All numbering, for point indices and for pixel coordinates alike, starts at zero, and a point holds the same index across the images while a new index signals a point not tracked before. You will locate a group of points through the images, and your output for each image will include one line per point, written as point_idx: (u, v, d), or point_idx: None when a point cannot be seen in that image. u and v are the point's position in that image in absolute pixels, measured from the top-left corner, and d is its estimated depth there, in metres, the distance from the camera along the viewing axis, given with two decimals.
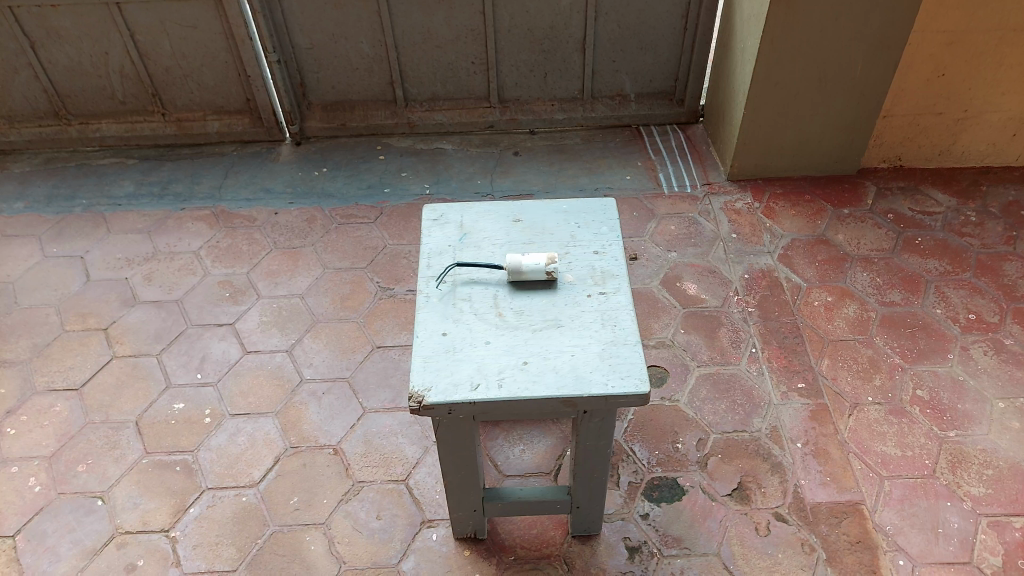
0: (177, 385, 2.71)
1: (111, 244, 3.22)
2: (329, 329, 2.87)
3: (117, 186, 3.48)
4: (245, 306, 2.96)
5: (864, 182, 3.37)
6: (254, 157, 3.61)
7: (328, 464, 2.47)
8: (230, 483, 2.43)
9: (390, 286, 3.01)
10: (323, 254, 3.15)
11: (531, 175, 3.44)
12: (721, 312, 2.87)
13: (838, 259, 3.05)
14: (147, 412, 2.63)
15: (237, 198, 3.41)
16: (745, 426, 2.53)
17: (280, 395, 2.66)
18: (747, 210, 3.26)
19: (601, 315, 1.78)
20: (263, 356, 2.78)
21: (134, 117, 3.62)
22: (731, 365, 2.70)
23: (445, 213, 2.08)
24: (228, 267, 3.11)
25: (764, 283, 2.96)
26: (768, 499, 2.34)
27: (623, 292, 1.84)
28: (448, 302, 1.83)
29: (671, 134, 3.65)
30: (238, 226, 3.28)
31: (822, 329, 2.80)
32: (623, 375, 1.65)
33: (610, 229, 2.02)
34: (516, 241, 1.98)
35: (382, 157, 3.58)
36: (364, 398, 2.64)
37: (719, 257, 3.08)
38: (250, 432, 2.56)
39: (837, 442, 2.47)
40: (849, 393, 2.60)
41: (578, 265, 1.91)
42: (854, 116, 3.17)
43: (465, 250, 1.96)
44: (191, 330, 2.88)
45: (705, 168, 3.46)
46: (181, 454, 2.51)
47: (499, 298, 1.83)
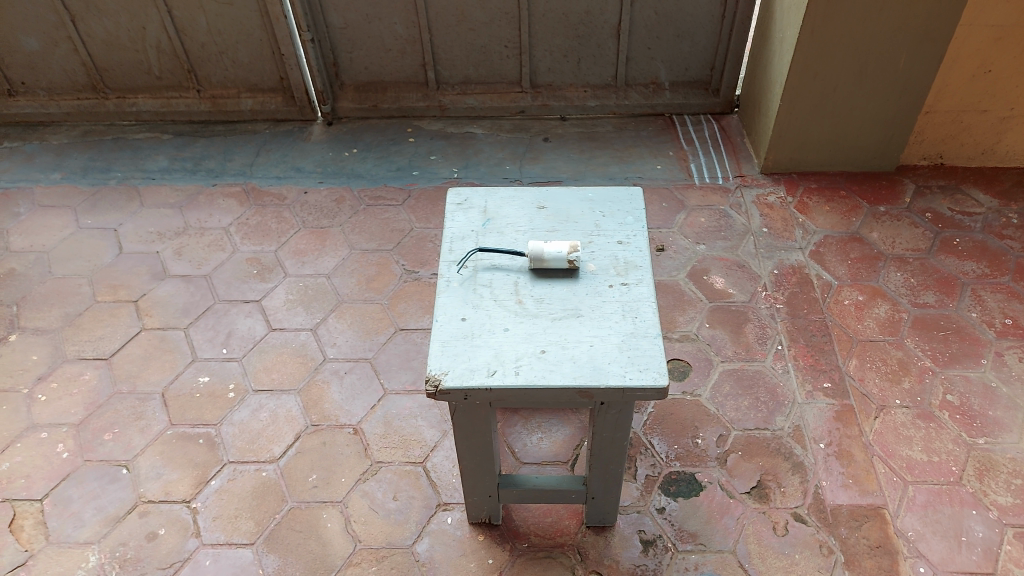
0: (202, 358, 2.75)
1: (143, 218, 3.27)
2: (353, 309, 2.88)
3: (151, 160, 3.53)
4: (272, 283, 2.98)
5: (902, 180, 3.28)
6: (286, 136, 3.63)
7: (347, 443, 2.49)
8: (251, 457, 2.46)
9: (415, 269, 3.02)
10: (350, 234, 3.16)
11: (560, 162, 3.42)
12: (748, 308, 2.83)
13: (872, 257, 2.98)
14: (172, 384, 2.67)
15: (267, 175, 3.44)
16: (767, 423, 2.50)
17: (303, 373, 2.69)
18: (779, 204, 3.20)
19: (622, 306, 1.76)
20: (287, 334, 2.81)
21: (169, 93, 3.66)
22: (756, 362, 2.66)
23: (470, 197, 2.06)
24: (257, 244, 3.14)
25: (793, 279, 2.91)
26: (787, 499, 2.31)
27: (645, 284, 1.81)
28: (469, 287, 1.82)
29: (705, 124, 3.58)
30: (268, 204, 3.30)
31: (851, 329, 2.75)
32: (641, 367, 1.63)
33: (636, 219, 1.98)
34: (540, 228, 1.96)
35: (412, 139, 3.57)
36: (385, 379, 2.66)
37: (748, 251, 3.03)
38: (272, 408, 2.59)
39: (861, 444, 2.43)
40: (876, 395, 2.55)
41: (601, 254, 1.89)
42: (894, 111, 3.08)
43: (488, 235, 1.94)
44: (218, 305, 2.92)
45: (739, 160, 3.40)
46: (204, 427, 2.55)
47: (519, 285, 1.82)
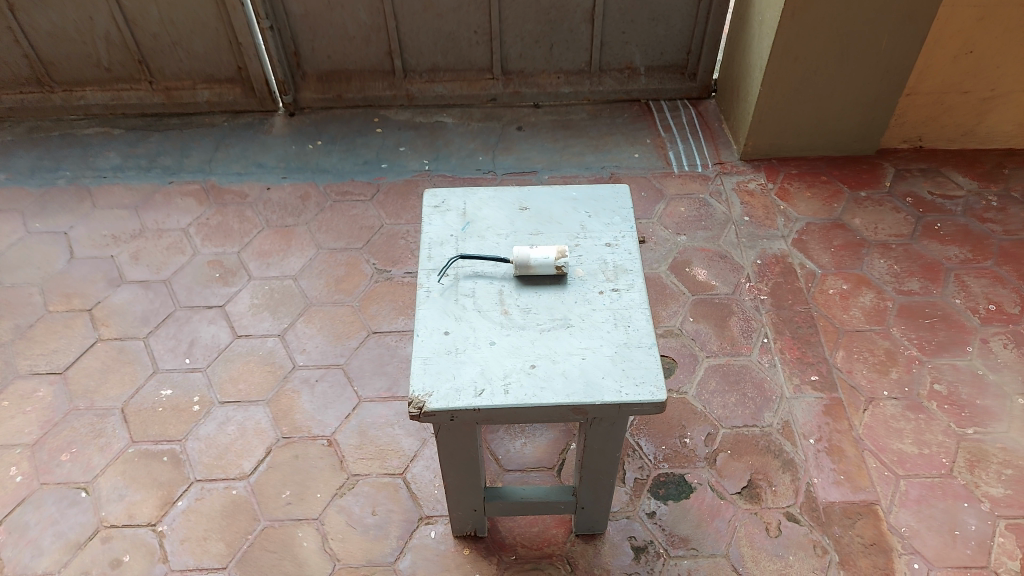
0: (164, 370, 2.60)
1: (96, 220, 3.09)
2: (323, 313, 2.75)
3: (102, 158, 3.33)
4: (236, 287, 2.84)
5: (883, 164, 3.23)
6: (246, 129, 3.45)
7: (320, 456, 2.37)
8: (219, 474, 2.33)
9: (386, 268, 2.89)
10: (318, 233, 3.02)
11: (534, 152, 3.31)
12: (732, 300, 2.75)
13: (855, 244, 2.92)
14: (133, 399, 2.52)
15: (228, 172, 3.27)
16: (756, 420, 2.43)
17: (272, 382, 2.55)
18: (760, 191, 3.13)
19: (613, 314, 1.73)
20: (254, 341, 2.67)
21: (120, 85, 3.45)
22: (742, 356, 2.59)
23: (447, 198, 1.98)
24: (218, 246, 2.98)
25: (777, 269, 2.84)
26: (779, 498, 2.25)
27: (636, 290, 1.78)
28: (450, 297, 1.77)
29: (682, 110, 3.49)
30: (229, 203, 3.14)
31: (837, 319, 2.69)
32: (636, 381, 1.60)
33: (623, 218, 1.93)
34: (522, 231, 1.90)
35: (379, 130, 3.42)
36: (358, 386, 2.54)
37: (730, 241, 2.95)
38: (240, 421, 2.46)
39: (851, 439, 2.38)
40: (865, 387, 2.50)
41: (588, 258, 1.84)
42: (875, 94, 3.03)
43: (468, 240, 1.88)
44: (179, 312, 2.76)
45: (717, 147, 3.32)
46: (168, 444, 2.41)
47: (504, 294, 1.77)
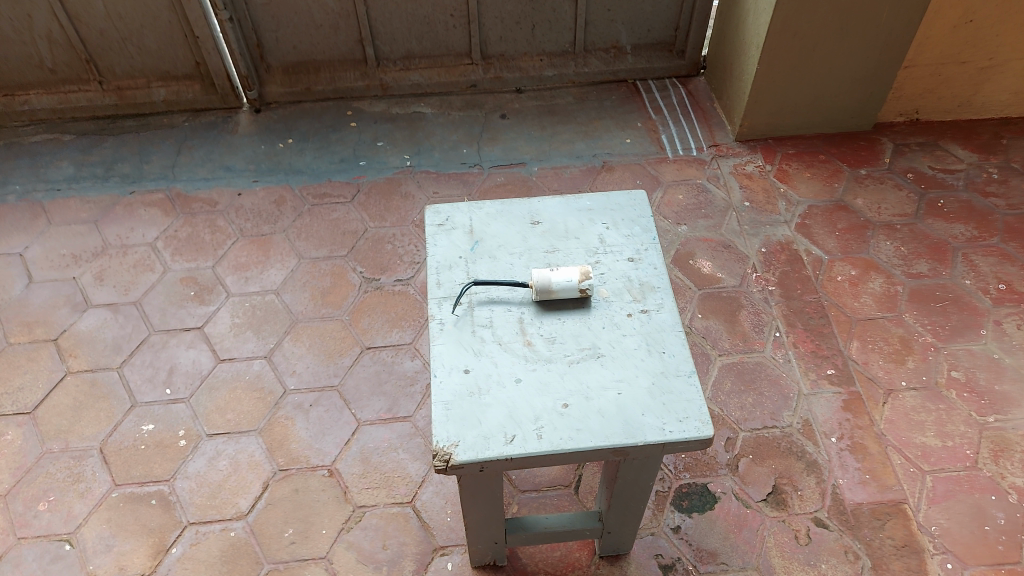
0: (143, 404, 2.41)
1: (52, 239, 2.85)
2: (311, 330, 2.57)
3: (53, 168, 3.06)
4: (214, 305, 2.64)
5: (880, 139, 3.13)
6: (209, 129, 3.20)
7: (322, 488, 2.22)
8: (214, 516, 2.17)
9: (375, 276, 2.71)
10: (297, 241, 2.82)
11: (521, 141, 3.14)
12: (740, 292, 2.65)
13: (860, 226, 2.83)
14: (112, 437, 2.33)
15: (193, 178, 3.03)
16: (775, 421, 2.34)
17: (262, 410, 2.38)
18: (758, 173, 3.01)
19: (646, 339, 1.54)
20: (238, 365, 2.49)
21: (67, 87, 3.17)
22: (755, 353, 2.49)
23: (451, 215, 1.77)
24: (190, 260, 2.77)
25: (783, 257, 2.74)
26: (806, 503, 2.17)
27: (666, 309, 1.58)
28: (466, 328, 1.55)
29: (671, 89, 3.34)
30: (197, 211, 2.92)
31: (849, 307, 2.60)
32: (679, 416, 1.42)
33: (643, 228, 1.74)
34: (536, 248, 1.69)
35: (354, 124, 3.20)
36: (356, 409, 2.38)
37: (732, 229, 2.83)
38: (232, 454, 2.29)
39: (874, 435, 2.30)
40: (883, 378, 2.42)
41: (611, 276, 1.64)
42: (874, 68, 2.91)
43: (479, 261, 1.67)
44: (154, 337, 2.56)
45: (711, 128, 3.18)
46: (154, 485, 2.23)
47: (524, 322, 1.57)
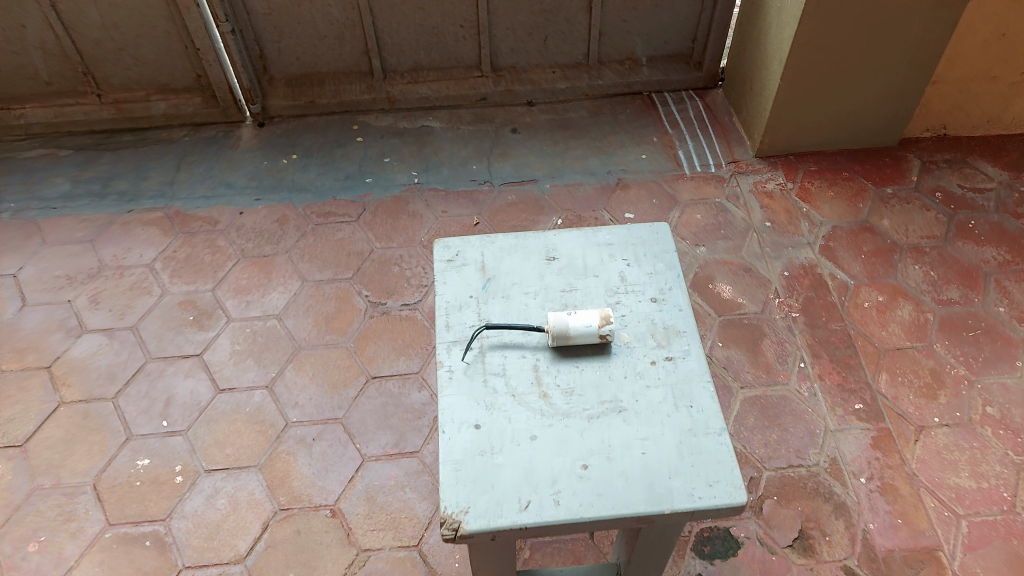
0: (139, 437, 2.31)
1: (47, 259, 2.75)
2: (314, 358, 2.47)
3: (48, 184, 2.96)
4: (213, 331, 2.54)
5: (907, 155, 3.00)
6: (210, 144, 3.10)
7: (325, 529, 2.11)
8: (211, 559, 2.07)
9: (381, 300, 2.61)
10: (300, 263, 2.71)
11: (532, 157, 3.03)
12: (763, 320, 2.53)
13: (886, 249, 2.71)
14: (105, 472, 2.23)
15: (193, 195, 2.93)
16: (801, 459, 2.22)
17: (262, 444, 2.28)
18: (780, 192, 2.89)
19: (672, 391, 1.40)
20: (238, 396, 2.39)
21: (63, 100, 3.07)
22: (779, 385, 2.38)
23: (461, 250, 1.64)
24: (189, 283, 2.67)
25: (807, 282, 2.62)
26: (835, 550, 2.06)
27: (694, 356, 1.44)
28: (477, 377, 1.42)
29: (688, 102, 3.22)
30: (197, 231, 2.82)
31: (876, 337, 2.49)
32: (710, 480, 1.29)
33: (667, 265, 1.61)
34: (553, 287, 1.57)
35: (359, 139, 3.09)
36: (361, 443, 2.28)
37: (754, 252, 2.72)
38: (231, 492, 2.19)
39: (905, 475, 2.19)
40: (913, 414, 2.31)
41: (633, 318, 1.50)
42: (901, 83, 2.78)
43: (491, 301, 1.54)
44: (151, 364, 2.46)
45: (730, 143, 3.06)
46: (150, 524, 2.13)
47: (540, 369, 1.43)
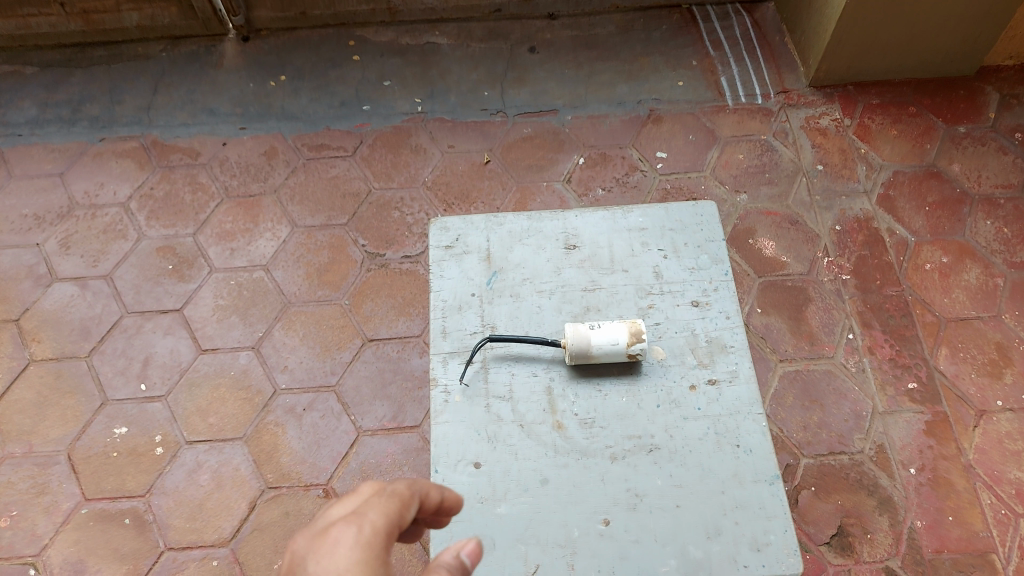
0: (115, 401, 2.11)
1: (13, 195, 2.49)
2: (305, 316, 2.23)
3: (12, 108, 2.65)
4: (195, 283, 2.30)
5: (984, 88, 2.60)
6: (190, 61, 2.74)
7: (317, 512, 1.94)
8: (194, 541, 1.91)
9: (379, 251, 2.34)
10: (290, 205, 2.43)
11: (552, 83, 2.66)
12: (808, 282, 2.24)
13: (954, 200, 2.38)
14: (80, 441, 2.06)
15: (172, 123, 2.62)
16: (844, 446, 1.99)
17: (248, 414, 2.08)
18: (835, 129, 2.53)
19: (714, 426, 1.17)
20: (222, 357, 2.17)
21: (23, 11, 2.61)
22: (823, 359, 2.12)
23: (463, 233, 1.37)
24: (168, 226, 2.41)
25: (860, 238, 2.31)
26: (876, 550, 1.86)
27: (741, 380, 1.21)
28: (478, 402, 1.20)
29: (735, 17, 2.78)
30: (176, 164, 2.53)
31: (937, 304, 2.20)
32: (756, 543, 1.08)
33: (712, 258, 1.33)
34: (572, 285, 1.30)
35: (356, 58, 2.72)
36: (356, 415, 2.07)
37: (802, 200, 2.39)
38: (215, 467, 2.01)
39: (961, 467, 1.96)
40: (974, 397, 2.05)
41: (669, 329, 1.25)
42: (989, 7, 2.34)
43: (498, 302, 1.29)
44: (128, 319, 2.24)
45: (780, 69, 2.66)
46: (128, 501, 1.97)
47: (553, 393, 1.20)
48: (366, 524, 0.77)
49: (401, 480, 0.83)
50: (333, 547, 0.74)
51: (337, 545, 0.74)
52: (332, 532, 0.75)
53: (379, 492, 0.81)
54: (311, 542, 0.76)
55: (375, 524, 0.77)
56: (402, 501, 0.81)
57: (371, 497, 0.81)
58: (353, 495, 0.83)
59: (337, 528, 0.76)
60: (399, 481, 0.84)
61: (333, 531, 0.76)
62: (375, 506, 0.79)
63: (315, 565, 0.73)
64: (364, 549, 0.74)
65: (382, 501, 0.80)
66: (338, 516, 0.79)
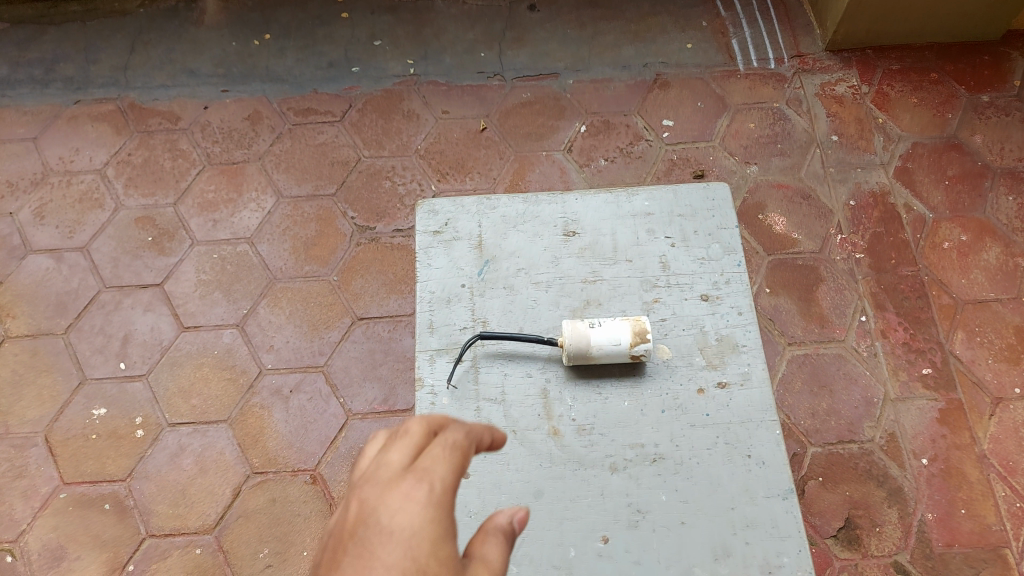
0: (93, 381, 2.02)
1: None
2: (291, 293, 2.12)
3: None
4: (176, 256, 2.19)
5: (1010, 53, 2.45)
6: (169, 18, 2.58)
7: (305, 499, 1.86)
8: (177, 528, 1.84)
9: (370, 224, 2.22)
10: (275, 173, 2.31)
11: (553, 44, 2.51)
12: (820, 261, 2.13)
13: (976, 173, 2.25)
14: (57, 423, 1.97)
15: (151, 85, 2.47)
16: (854, 434, 1.91)
17: (233, 396, 1.99)
18: (852, 97, 2.39)
19: (722, 434, 1.08)
20: (204, 335, 2.07)
21: None
22: (834, 343, 2.02)
23: (452, 217, 1.26)
24: (148, 195, 2.29)
25: (876, 214, 2.20)
26: (885, 544, 1.79)
27: (754, 383, 1.11)
28: (468, 405, 1.10)
29: None
30: (155, 129, 2.40)
31: (954, 285, 2.09)
32: (767, 565, 1.00)
33: (724, 248, 1.22)
34: (571, 277, 1.20)
35: (345, 16, 2.56)
36: (346, 397, 1.98)
37: (815, 172, 2.27)
38: (198, 451, 1.93)
39: (975, 457, 1.88)
40: (991, 383, 1.96)
41: (675, 326, 1.15)
42: None
43: (491, 294, 1.19)
44: (106, 294, 2.14)
45: (795, 32, 2.51)
46: (107, 486, 1.89)
47: (550, 396, 1.11)
48: (439, 478, 0.68)
49: (460, 427, 0.74)
50: (406, 502, 0.64)
51: (410, 501, 0.64)
52: (403, 486, 0.66)
53: (438, 441, 0.72)
54: (377, 494, 0.66)
55: (445, 480, 0.68)
56: (466, 450, 0.73)
57: (433, 446, 0.71)
58: (406, 436, 0.72)
59: (407, 482, 0.66)
60: (459, 426, 0.75)
61: (402, 484, 0.66)
62: (441, 458, 0.69)
63: (390, 518, 0.63)
64: (439, 507, 0.65)
65: (445, 453, 0.71)
66: (401, 464, 0.69)
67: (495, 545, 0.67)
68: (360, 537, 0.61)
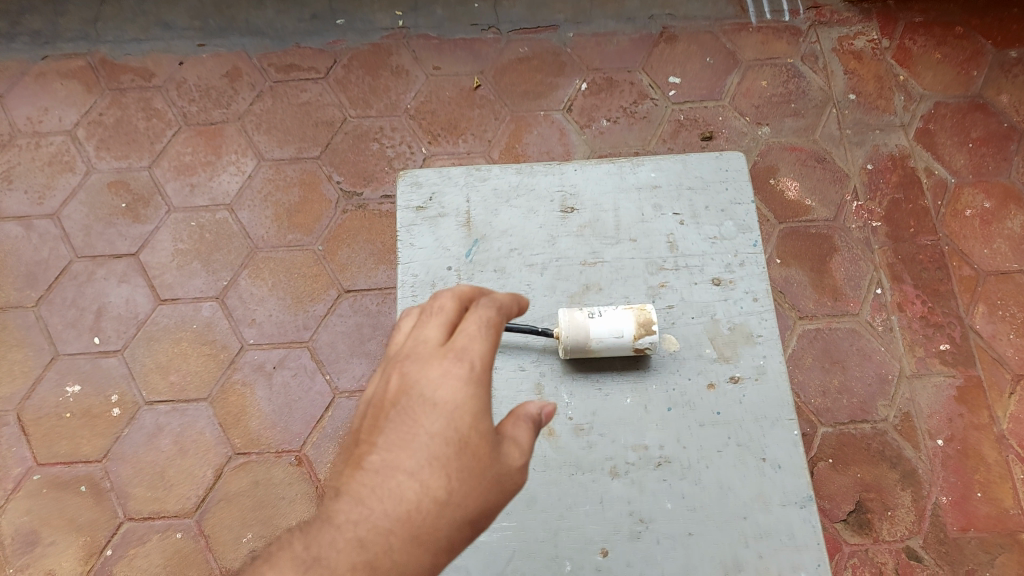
0: (66, 356, 1.92)
1: None
2: (273, 263, 2.01)
3: None
4: (152, 224, 2.07)
5: None
6: None
7: (289, 481, 1.78)
8: (156, 511, 1.76)
9: (356, 189, 2.09)
10: (256, 135, 2.17)
11: None
12: (834, 230, 2.01)
13: (1002, 136, 2.11)
14: (29, 400, 1.88)
15: (121, 38, 2.31)
16: (866, 413, 1.81)
17: (213, 372, 1.89)
18: (872, 52, 2.23)
19: (734, 435, 0.98)
20: (182, 308, 1.97)
21: None
22: (847, 317, 1.91)
23: (438, 190, 1.13)
24: (121, 157, 2.16)
25: (894, 179, 2.07)
26: (897, 528, 1.71)
27: (770, 378, 1.00)
28: None
29: None
30: (128, 86, 2.25)
31: (976, 255, 1.98)
32: None
33: (738, 225, 1.10)
34: (569, 259, 1.08)
35: None
36: (332, 374, 1.88)
37: (830, 134, 2.13)
38: (177, 431, 1.84)
39: (993, 438, 1.79)
40: (1012, 360, 1.86)
41: (684, 314, 1.04)
42: None
43: (481, 278, 1.07)
44: (78, 265, 2.02)
45: None
46: (83, 467, 1.81)
47: (544, 392, 1.01)
48: (477, 356, 0.75)
49: (492, 304, 0.79)
50: (446, 379, 0.74)
51: (449, 378, 0.74)
52: (443, 363, 0.75)
53: (473, 315, 0.78)
54: (418, 368, 0.76)
55: (482, 357, 0.75)
56: (499, 324, 0.79)
57: (468, 322, 0.77)
58: (443, 310, 0.80)
59: (446, 359, 0.75)
60: (490, 302, 0.79)
61: (442, 361, 0.75)
62: (476, 335, 0.76)
63: (433, 392, 0.73)
64: (474, 386, 0.74)
65: (480, 328, 0.77)
66: (438, 342, 0.78)
67: (525, 429, 0.76)
68: (403, 408, 0.74)
